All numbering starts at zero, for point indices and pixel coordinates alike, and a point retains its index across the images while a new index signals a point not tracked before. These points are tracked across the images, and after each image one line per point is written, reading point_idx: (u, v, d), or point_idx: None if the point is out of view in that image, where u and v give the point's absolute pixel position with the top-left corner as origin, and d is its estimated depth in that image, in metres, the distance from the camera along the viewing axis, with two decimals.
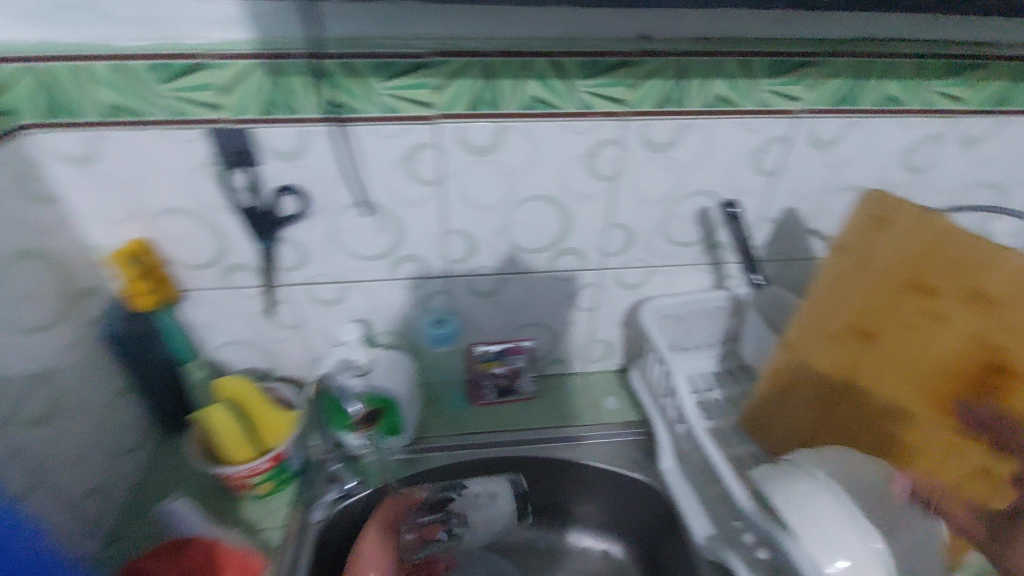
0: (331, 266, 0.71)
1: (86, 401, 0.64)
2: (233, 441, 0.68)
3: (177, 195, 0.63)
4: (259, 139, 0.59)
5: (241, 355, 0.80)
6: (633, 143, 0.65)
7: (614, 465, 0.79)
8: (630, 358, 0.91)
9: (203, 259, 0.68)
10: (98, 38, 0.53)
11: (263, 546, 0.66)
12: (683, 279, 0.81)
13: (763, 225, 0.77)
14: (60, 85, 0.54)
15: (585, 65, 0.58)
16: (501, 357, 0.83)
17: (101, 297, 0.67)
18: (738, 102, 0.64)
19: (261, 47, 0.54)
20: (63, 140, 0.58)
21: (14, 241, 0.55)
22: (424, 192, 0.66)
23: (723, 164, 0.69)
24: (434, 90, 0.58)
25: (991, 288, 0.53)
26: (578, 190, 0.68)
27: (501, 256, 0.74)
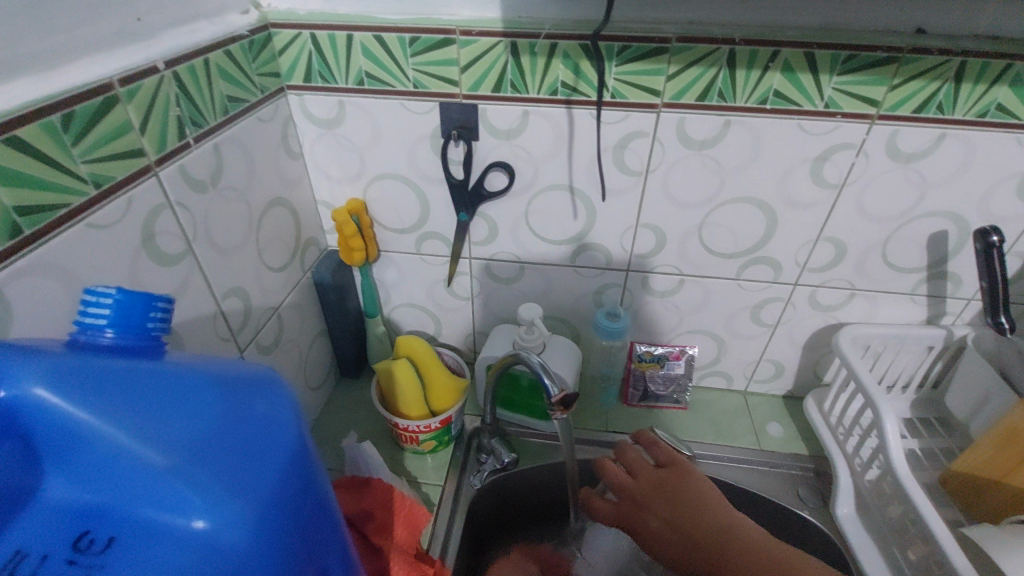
0: (516, 245, 0.73)
1: (297, 337, 0.71)
2: (412, 398, 0.71)
3: (397, 162, 0.67)
4: (485, 115, 0.62)
5: (415, 318, 0.85)
6: (876, 151, 0.59)
7: (776, 497, 0.72)
8: (802, 386, 0.83)
9: (405, 223, 0.73)
10: (368, 12, 0.58)
11: (424, 500, 0.69)
12: (890, 309, 0.72)
13: (1009, 260, 0.65)
14: (325, 54, 0.60)
15: (843, 59, 0.53)
16: (663, 361, 0.80)
17: (316, 247, 0.74)
18: (1018, 114, 0.55)
19: (510, 27, 0.56)
20: (315, 103, 0.64)
21: (271, 189, 0.63)
22: (627, 181, 0.65)
23: (977, 185, 0.60)
24: (668, 78, 0.56)
25: None
26: (793, 196, 0.63)
27: (688, 257, 0.71)
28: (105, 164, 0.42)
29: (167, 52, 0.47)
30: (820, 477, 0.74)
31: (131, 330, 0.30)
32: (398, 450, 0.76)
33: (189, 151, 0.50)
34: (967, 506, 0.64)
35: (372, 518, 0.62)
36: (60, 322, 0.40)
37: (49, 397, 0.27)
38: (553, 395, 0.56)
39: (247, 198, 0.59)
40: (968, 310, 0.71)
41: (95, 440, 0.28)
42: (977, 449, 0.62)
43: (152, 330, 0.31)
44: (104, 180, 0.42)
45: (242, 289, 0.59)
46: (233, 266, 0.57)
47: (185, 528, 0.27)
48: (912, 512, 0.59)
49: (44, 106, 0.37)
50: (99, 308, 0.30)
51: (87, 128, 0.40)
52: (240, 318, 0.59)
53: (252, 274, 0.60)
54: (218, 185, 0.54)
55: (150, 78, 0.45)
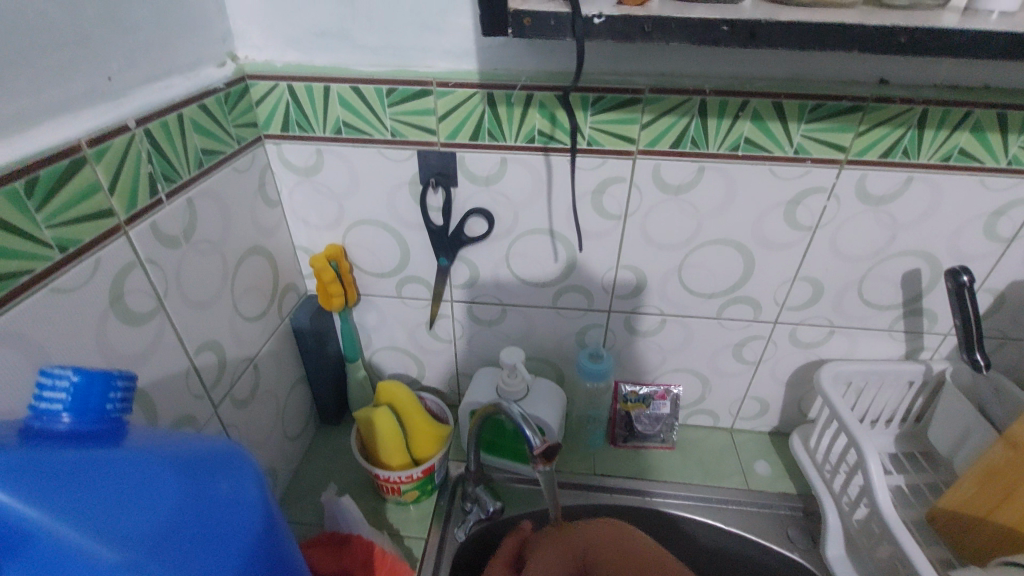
0: (497, 287, 0.73)
1: (274, 386, 0.69)
2: (393, 448, 0.69)
3: (376, 209, 0.67)
4: (463, 162, 0.62)
5: (397, 361, 0.83)
6: (847, 194, 0.60)
7: (766, 539, 0.71)
8: (787, 421, 0.83)
9: (385, 268, 0.73)
10: (345, 64, 0.59)
11: (407, 555, 0.67)
12: (870, 344, 0.72)
13: (981, 295, 0.67)
14: (302, 104, 0.61)
15: (810, 108, 0.55)
16: (647, 401, 0.79)
17: (294, 293, 0.73)
18: (980, 158, 0.57)
19: (486, 78, 0.57)
20: (293, 151, 0.64)
21: (247, 238, 0.62)
22: (606, 225, 0.65)
23: (946, 225, 0.61)
24: (642, 127, 0.57)
25: None
26: (769, 238, 0.64)
27: (669, 298, 0.71)
28: (72, 227, 0.41)
29: (139, 109, 0.47)
30: (809, 517, 0.73)
31: (88, 414, 0.29)
32: (379, 501, 0.73)
33: (161, 208, 0.49)
34: (955, 545, 0.63)
35: None
36: (21, 393, 0.38)
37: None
38: (535, 447, 0.55)
39: (222, 250, 0.58)
40: (945, 345, 0.71)
41: (47, 542, 0.26)
42: (962, 487, 0.62)
43: (112, 411, 0.30)
44: (70, 243, 0.41)
45: (216, 343, 0.58)
46: (207, 320, 0.56)
47: None
48: (900, 554, 0.58)
49: (8, 172, 0.36)
50: (54, 392, 0.28)
51: (53, 192, 0.39)
52: (214, 373, 0.57)
53: (226, 327, 0.59)
54: (190, 239, 0.53)
55: (120, 138, 0.45)
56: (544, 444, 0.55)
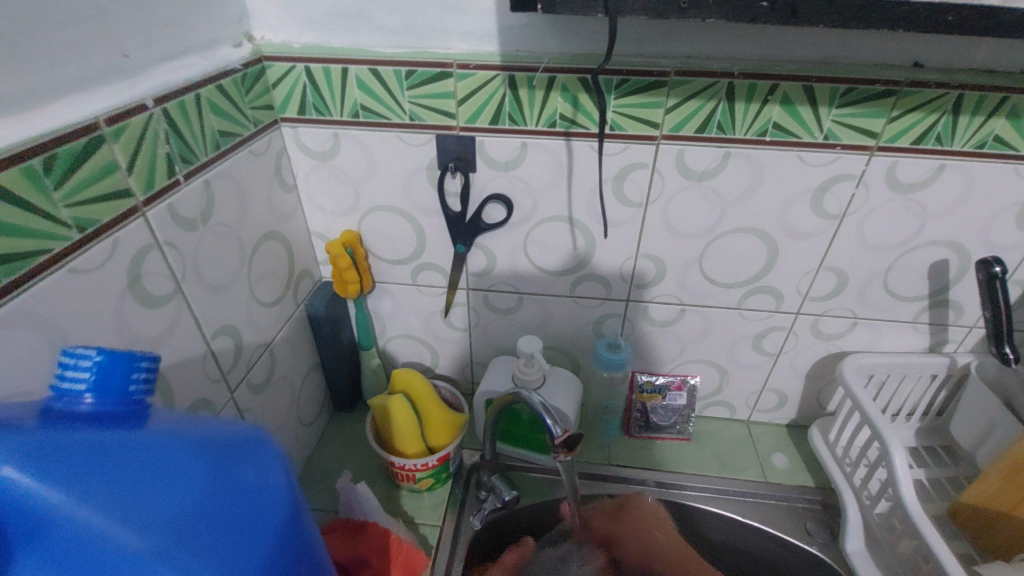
0: (514, 275, 0.72)
1: (289, 372, 0.69)
2: (409, 435, 0.69)
3: (393, 194, 0.66)
4: (483, 147, 0.61)
5: (411, 349, 0.83)
6: (876, 181, 0.58)
7: (784, 532, 0.71)
8: (805, 414, 0.82)
9: (400, 255, 0.72)
10: (363, 45, 0.58)
11: (421, 542, 0.67)
12: (893, 337, 0.71)
13: (1010, 287, 0.65)
14: (320, 86, 0.60)
15: (841, 92, 0.53)
16: (664, 392, 0.79)
17: (309, 280, 0.73)
18: (1016, 146, 0.55)
19: (508, 60, 0.56)
20: (310, 135, 0.63)
21: (263, 223, 0.61)
22: (626, 212, 0.64)
23: (977, 214, 0.60)
24: (667, 111, 0.56)
25: None
26: (794, 227, 0.63)
27: (689, 287, 0.70)
28: (89, 207, 0.40)
29: (156, 88, 0.46)
30: (828, 510, 0.72)
31: (111, 395, 0.28)
32: (393, 489, 0.73)
33: (178, 189, 0.48)
34: (978, 540, 0.62)
35: (369, 565, 0.59)
36: (41, 373, 0.38)
37: (17, 477, 0.24)
38: (556, 436, 0.54)
39: (239, 234, 0.57)
40: (970, 337, 0.70)
41: (70, 523, 0.25)
42: (987, 482, 0.61)
43: (135, 392, 0.29)
44: (88, 224, 0.40)
45: (233, 328, 0.57)
46: (224, 305, 0.55)
47: None
48: (924, 549, 0.57)
49: (24, 149, 0.35)
50: (78, 371, 0.28)
51: (70, 171, 0.39)
52: (230, 357, 0.57)
53: (243, 311, 0.58)
54: (208, 222, 0.52)
55: (138, 117, 0.44)
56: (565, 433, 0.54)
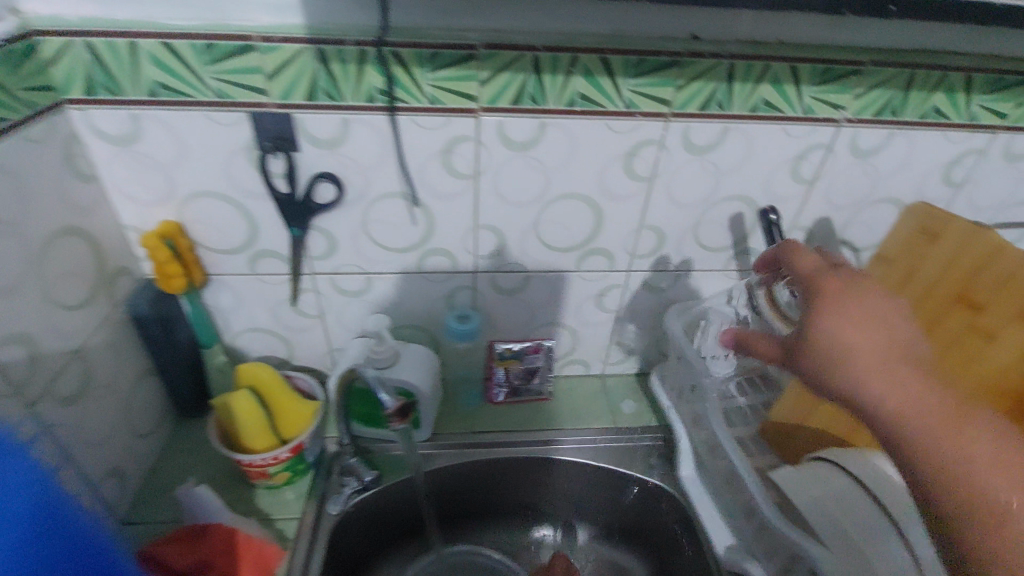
0: (358, 256, 0.71)
1: (113, 380, 0.63)
2: (256, 430, 0.67)
3: (212, 179, 0.62)
4: (301, 125, 0.59)
5: (262, 342, 0.79)
6: (675, 146, 0.65)
7: (629, 470, 0.78)
8: (651, 362, 0.90)
9: (232, 244, 0.68)
10: (151, 18, 0.53)
11: (278, 537, 0.66)
12: (710, 285, 0.80)
13: (795, 233, 0.76)
14: (106, 63, 0.54)
15: (634, 63, 0.58)
16: (522, 356, 0.83)
17: (128, 277, 0.67)
18: (782, 108, 0.64)
19: (315, 33, 0.54)
20: (104, 118, 0.58)
21: (54, 218, 0.55)
22: (459, 185, 0.66)
23: (759, 171, 0.69)
24: (481, 83, 0.58)
25: (984, 296, 0.55)
26: (612, 191, 0.68)
27: (529, 254, 0.74)
28: None
29: None
30: (668, 445, 0.81)
31: None
32: (249, 488, 0.70)
33: None
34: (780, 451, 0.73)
35: (212, 567, 0.57)
36: None
37: None
38: (390, 405, 0.54)
39: (19, 231, 0.51)
40: None
41: None
42: (782, 403, 0.72)
43: None
44: None
45: (25, 337, 0.51)
46: (8, 311, 0.49)
47: None
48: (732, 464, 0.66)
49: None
50: None
51: None
52: (24, 370, 0.51)
53: (37, 318, 0.53)
54: None
55: None
56: (399, 402, 0.55)
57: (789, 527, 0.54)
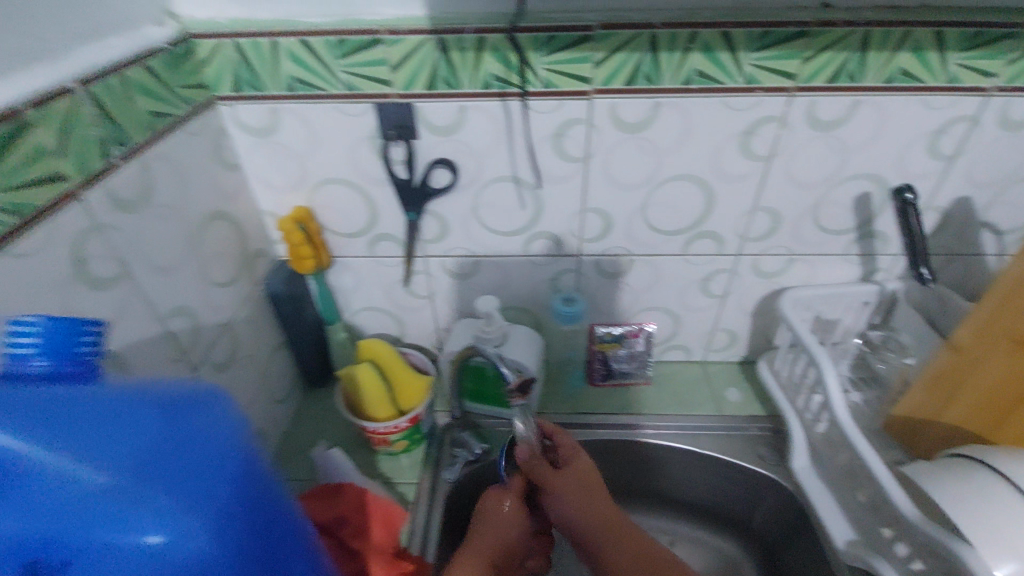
0: (468, 240, 0.74)
1: (254, 350, 0.70)
2: (377, 400, 0.72)
3: (340, 167, 0.67)
4: (422, 113, 0.62)
5: (376, 321, 0.85)
6: (798, 122, 0.62)
7: (737, 458, 0.76)
8: (757, 350, 0.87)
9: (355, 227, 0.73)
10: (290, 17, 0.57)
11: (400, 499, 0.71)
12: (828, 270, 0.76)
13: (928, 214, 0.70)
14: (248, 59, 0.59)
15: (758, 36, 0.56)
16: (622, 340, 0.82)
17: (265, 258, 0.73)
18: (920, 77, 0.58)
19: (437, 24, 0.56)
20: (248, 112, 0.63)
21: (209, 203, 0.61)
22: (569, 167, 0.66)
23: (893, 147, 0.64)
24: (595, 65, 0.58)
25: None
26: (728, 171, 0.66)
27: (636, 238, 0.73)
28: (25, 193, 0.40)
29: (79, 71, 0.45)
30: (777, 435, 0.78)
31: (63, 357, 0.30)
32: (370, 454, 0.76)
33: (116, 172, 0.47)
34: (910, 445, 0.68)
35: (348, 521, 0.62)
36: None
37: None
38: (511, 382, 0.59)
39: (184, 215, 0.56)
40: (897, 265, 0.75)
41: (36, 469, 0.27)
42: (911, 394, 0.66)
43: (87, 354, 0.31)
44: (27, 208, 0.40)
45: (189, 309, 0.57)
46: (177, 284, 0.55)
47: (139, 546, 0.28)
48: (857, 457, 0.62)
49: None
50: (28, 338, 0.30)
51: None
52: (190, 336, 0.57)
53: (199, 292, 0.59)
54: (152, 204, 0.52)
55: (61, 101, 0.42)
56: (519, 378, 0.59)
57: (933, 527, 0.51)
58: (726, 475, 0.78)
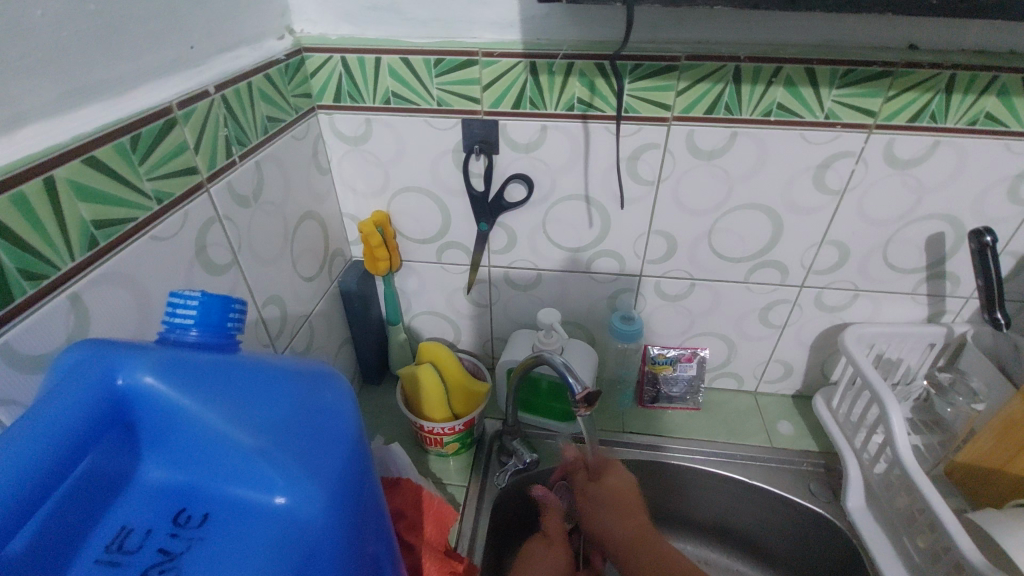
0: (534, 254, 0.76)
1: (325, 343, 0.74)
2: (435, 400, 0.74)
3: (421, 176, 0.71)
4: (505, 130, 0.65)
5: (435, 325, 0.88)
6: (874, 159, 0.62)
7: (788, 492, 0.75)
8: (811, 384, 0.86)
9: (427, 234, 0.77)
10: (394, 36, 0.62)
11: (451, 500, 0.72)
12: (893, 308, 0.75)
13: (1004, 259, 0.69)
14: (353, 73, 0.64)
15: (841, 73, 0.57)
16: (675, 362, 0.84)
17: (341, 258, 0.78)
18: (1006, 122, 0.59)
19: (529, 48, 0.60)
20: (344, 121, 0.68)
21: (303, 203, 0.66)
22: (640, 190, 0.68)
23: (971, 189, 0.64)
24: (678, 93, 0.60)
25: None
26: (798, 203, 0.67)
27: (699, 263, 0.74)
28: (166, 182, 0.45)
29: (216, 77, 0.50)
30: (831, 472, 0.77)
31: (211, 329, 0.35)
32: (422, 453, 0.79)
33: (235, 169, 0.52)
34: (972, 495, 0.66)
35: (404, 516, 0.64)
36: (148, 326, 0.44)
37: (156, 386, 0.31)
38: (577, 392, 0.60)
39: (283, 212, 0.61)
40: (967, 308, 0.74)
41: (189, 423, 0.31)
42: (977, 442, 0.64)
43: (230, 328, 0.36)
44: (166, 196, 0.45)
45: (279, 299, 0.61)
46: (271, 275, 0.60)
47: (269, 504, 0.31)
48: (918, 499, 0.61)
49: (101, 135, 0.38)
50: (185, 309, 0.34)
51: (151, 150, 0.43)
52: (277, 325, 0.61)
53: (288, 284, 0.63)
54: (259, 200, 0.56)
55: (202, 102, 0.48)
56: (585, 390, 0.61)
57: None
58: (774, 508, 0.77)
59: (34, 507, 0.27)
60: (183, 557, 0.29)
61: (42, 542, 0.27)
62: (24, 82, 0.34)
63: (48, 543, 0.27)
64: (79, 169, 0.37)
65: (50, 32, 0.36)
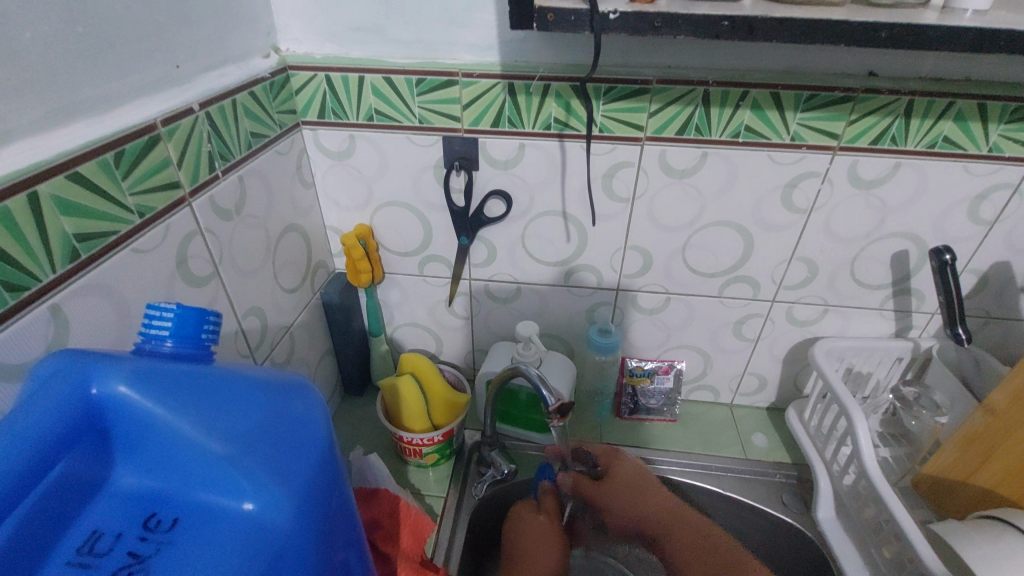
0: (513, 267, 0.78)
1: (306, 354, 0.75)
2: (415, 412, 0.75)
3: (402, 192, 0.73)
4: (485, 148, 0.67)
5: (417, 337, 0.89)
6: (839, 179, 0.65)
7: (760, 502, 0.77)
8: (785, 397, 0.88)
9: (409, 247, 0.78)
10: (377, 56, 0.64)
11: (428, 511, 0.73)
12: (861, 323, 0.77)
13: (966, 276, 0.72)
14: (337, 92, 0.66)
15: (805, 98, 0.60)
16: (652, 375, 0.85)
17: (324, 270, 0.79)
18: (963, 145, 0.61)
19: (507, 69, 0.62)
20: (328, 137, 0.69)
21: (286, 217, 0.67)
22: (616, 207, 0.70)
23: (932, 209, 0.66)
24: (650, 115, 0.63)
25: None
26: (768, 221, 0.69)
27: (673, 277, 0.76)
28: (148, 196, 0.46)
29: (201, 95, 0.51)
30: (802, 484, 0.79)
31: (187, 340, 0.36)
32: (402, 464, 0.79)
33: (218, 183, 0.54)
34: (938, 506, 0.67)
35: (380, 526, 0.66)
36: (125, 336, 0.45)
37: (131, 394, 0.32)
38: (550, 403, 0.62)
39: (265, 225, 0.62)
40: (933, 323, 0.76)
41: (162, 430, 0.32)
42: (942, 454, 0.66)
43: (205, 339, 0.37)
44: (147, 210, 0.46)
45: (260, 310, 0.62)
46: (252, 286, 0.61)
47: (237, 509, 0.32)
48: (883, 510, 0.63)
49: (85, 152, 0.40)
50: (162, 321, 0.36)
51: (134, 165, 0.44)
52: (257, 336, 0.62)
53: (269, 295, 0.64)
54: (241, 213, 0.58)
55: (186, 119, 0.49)
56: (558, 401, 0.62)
57: None
58: (748, 519, 0.78)
59: (12, 507, 0.28)
60: (152, 559, 0.30)
61: (18, 540, 0.28)
62: (12, 101, 0.36)
63: (25, 540, 0.28)
64: (63, 184, 0.38)
65: (41, 54, 0.37)
